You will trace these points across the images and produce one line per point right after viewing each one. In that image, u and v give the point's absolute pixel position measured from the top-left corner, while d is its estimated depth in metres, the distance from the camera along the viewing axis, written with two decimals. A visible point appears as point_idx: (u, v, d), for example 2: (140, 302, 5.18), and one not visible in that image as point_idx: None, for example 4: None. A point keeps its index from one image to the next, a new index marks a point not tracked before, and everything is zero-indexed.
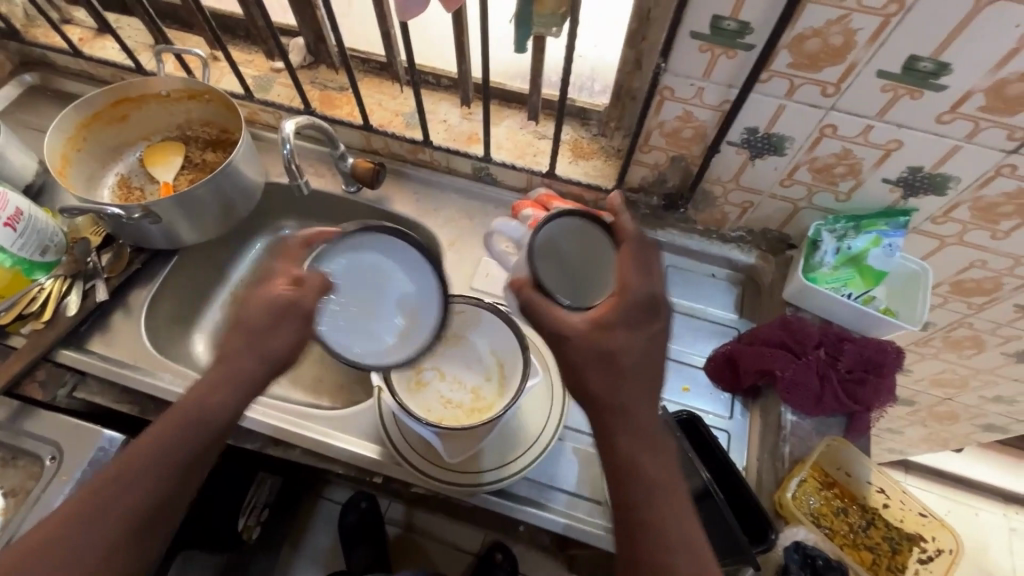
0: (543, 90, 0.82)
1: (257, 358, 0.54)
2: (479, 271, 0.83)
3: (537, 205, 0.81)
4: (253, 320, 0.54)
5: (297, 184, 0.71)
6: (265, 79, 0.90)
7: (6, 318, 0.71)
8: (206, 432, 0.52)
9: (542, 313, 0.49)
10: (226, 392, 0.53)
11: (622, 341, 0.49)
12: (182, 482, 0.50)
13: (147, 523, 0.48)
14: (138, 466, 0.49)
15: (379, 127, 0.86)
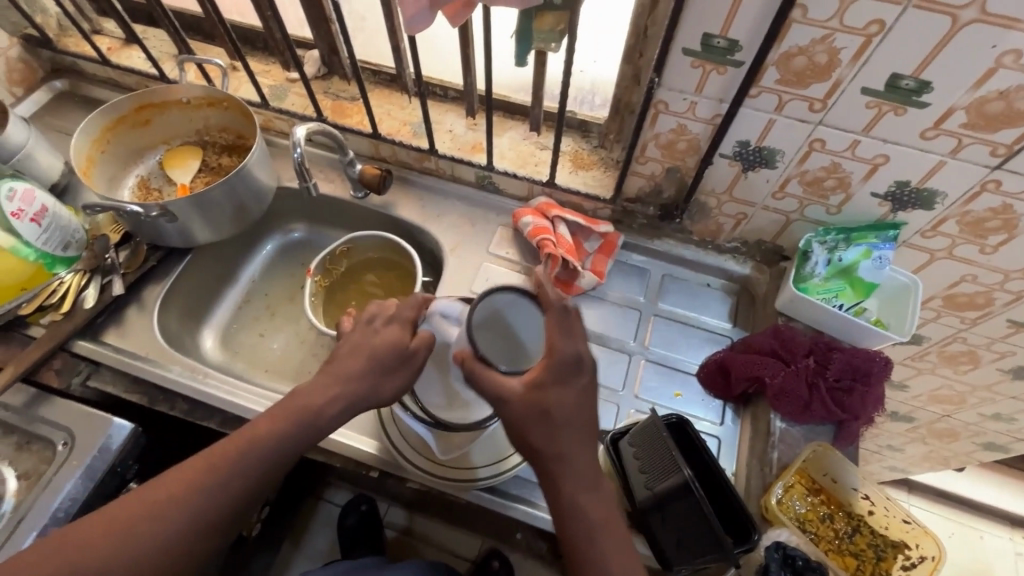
0: (545, 103, 0.86)
1: (367, 390, 0.60)
2: (479, 276, 0.86)
3: (537, 213, 0.85)
4: (378, 353, 0.60)
5: (306, 187, 0.74)
6: (281, 88, 0.95)
7: (28, 309, 0.75)
8: (299, 446, 0.58)
9: (483, 380, 0.54)
10: (326, 414, 0.59)
11: (556, 399, 0.54)
12: (270, 478, 0.57)
13: (237, 508, 0.56)
14: (243, 455, 0.56)
15: (387, 135, 0.89)
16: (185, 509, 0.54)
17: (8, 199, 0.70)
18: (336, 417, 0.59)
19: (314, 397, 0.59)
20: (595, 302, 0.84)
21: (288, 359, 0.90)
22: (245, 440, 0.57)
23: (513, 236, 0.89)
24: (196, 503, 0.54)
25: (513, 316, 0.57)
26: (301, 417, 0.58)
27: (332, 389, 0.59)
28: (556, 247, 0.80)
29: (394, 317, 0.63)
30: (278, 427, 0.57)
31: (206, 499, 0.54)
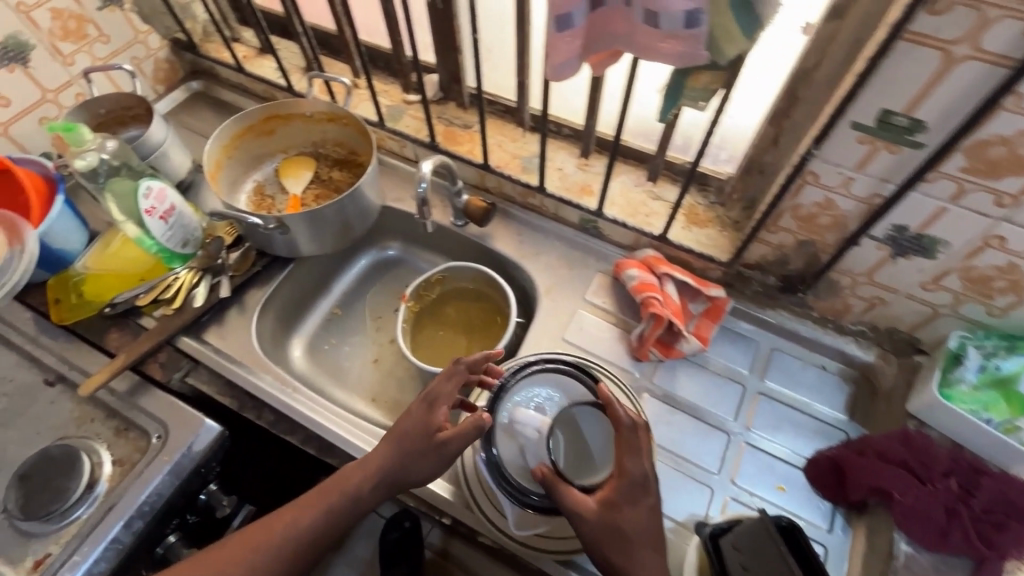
0: (668, 152, 0.81)
1: (398, 484, 0.61)
2: (573, 323, 0.82)
3: (643, 267, 0.80)
4: (414, 437, 0.61)
5: (424, 223, 0.72)
6: (397, 109, 0.96)
7: (144, 300, 0.80)
8: (332, 530, 0.61)
9: (561, 496, 0.56)
10: (358, 508, 0.61)
11: (629, 518, 0.55)
12: (317, 550, 0.60)
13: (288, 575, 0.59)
14: (294, 527, 0.60)
15: (496, 167, 0.89)
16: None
17: (145, 196, 0.74)
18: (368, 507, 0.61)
19: (348, 485, 0.61)
20: (695, 370, 0.78)
21: (369, 378, 0.90)
22: (277, 526, 0.60)
23: (611, 285, 0.85)
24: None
25: (585, 429, 0.61)
26: (337, 505, 0.61)
27: (366, 476, 0.62)
28: (663, 307, 0.75)
29: (439, 403, 0.63)
30: (311, 512, 0.61)
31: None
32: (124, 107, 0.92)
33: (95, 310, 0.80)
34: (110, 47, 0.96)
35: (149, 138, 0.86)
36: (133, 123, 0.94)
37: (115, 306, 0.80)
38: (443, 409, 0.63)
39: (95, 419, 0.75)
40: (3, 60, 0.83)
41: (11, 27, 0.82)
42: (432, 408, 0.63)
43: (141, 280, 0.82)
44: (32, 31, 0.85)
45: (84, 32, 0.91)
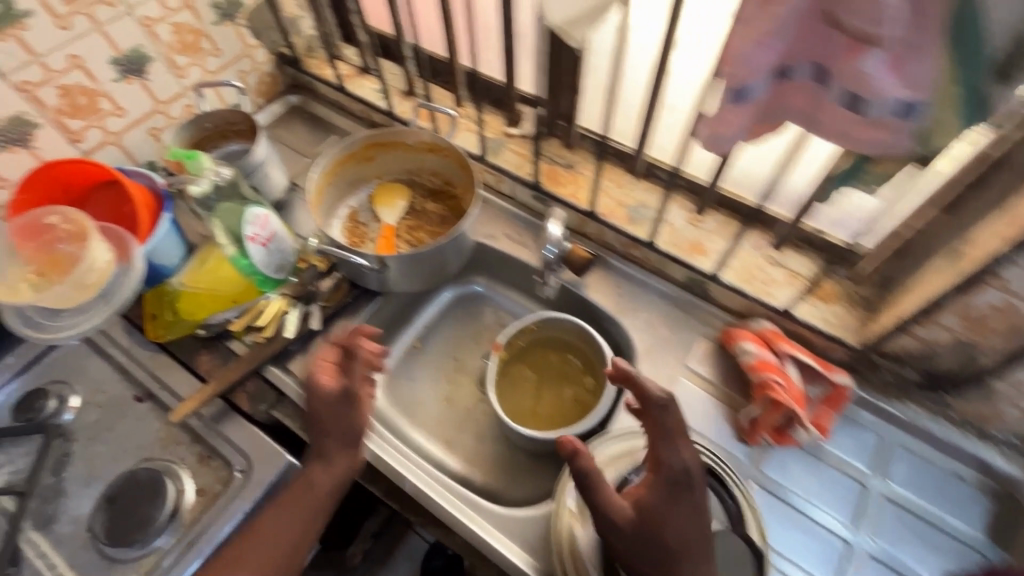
0: (800, 221, 0.74)
1: (337, 462, 0.68)
2: (674, 392, 0.76)
3: (760, 341, 0.73)
4: (336, 416, 0.67)
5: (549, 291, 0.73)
6: (497, 142, 0.92)
7: (236, 325, 0.79)
8: (315, 514, 0.67)
9: (590, 501, 0.54)
10: (324, 495, 0.67)
11: (671, 521, 0.53)
12: (308, 532, 0.66)
13: (290, 556, 0.65)
14: (281, 521, 0.66)
15: (601, 215, 0.84)
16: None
17: (251, 223, 0.73)
18: (329, 493, 0.67)
19: (306, 477, 0.67)
20: (809, 461, 0.71)
21: (446, 420, 0.86)
22: (254, 542, 0.65)
23: (717, 352, 0.79)
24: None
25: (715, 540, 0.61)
26: (301, 498, 0.67)
27: (316, 464, 0.68)
28: (784, 393, 0.68)
29: (316, 381, 0.68)
30: (279, 515, 0.66)
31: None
32: (230, 120, 0.92)
33: (188, 332, 0.79)
34: (221, 60, 0.96)
35: (253, 156, 0.84)
36: (237, 137, 0.94)
37: (210, 328, 0.79)
38: (319, 376, 0.68)
39: (181, 442, 0.74)
40: (124, 71, 0.84)
41: (135, 41, 0.83)
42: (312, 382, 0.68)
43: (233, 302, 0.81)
44: (153, 44, 0.86)
45: (199, 46, 0.91)
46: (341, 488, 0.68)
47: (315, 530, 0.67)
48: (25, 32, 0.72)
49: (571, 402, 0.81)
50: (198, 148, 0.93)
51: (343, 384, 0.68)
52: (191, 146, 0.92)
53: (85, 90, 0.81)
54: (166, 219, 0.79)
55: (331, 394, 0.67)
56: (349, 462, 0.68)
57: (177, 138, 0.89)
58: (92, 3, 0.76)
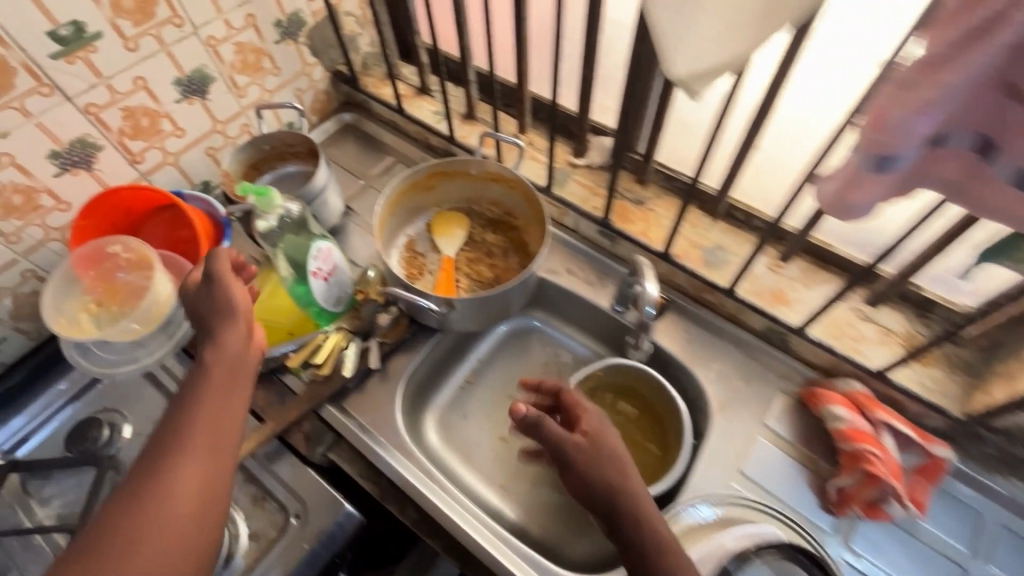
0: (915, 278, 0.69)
1: (224, 340, 0.57)
2: (754, 453, 0.71)
3: (851, 406, 0.68)
4: (225, 302, 0.58)
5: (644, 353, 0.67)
6: (562, 172, 0.88)
7: (293, 360, 0.75)
8: (226, 405, 0.54)
9: (546, 435, 0.57)
10: (222, 378, 0.55)
11: (611, 442, 0.57)
12: (224, 428, 0.53)
13: (212, 460, 0.51)
14: (187, 426, 0.52)
15: (674, 256, 0.79)
16: (160, 555, 0.45)
17: (316, 258, 0.70)
18: (233, 372, 0.56)
19: (206, 370, 0.55)
20: (901, 538, 0.66)
21: (502, 463, 0.81)
22: (153, 469, 0.49)
23: (798, 410, 0.73)
24: (183, 526, 0.47)
25: None
26: (213, 387, 0.54)
27: (213, 351, 0.56)
28: (882, 466, 0.63)
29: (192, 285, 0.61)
30: (187, 418, 0.52)
31: (177, 521, 0.47)
32: (287, 142, 0.90)
33: None
34: (279, 79, 0.94)
35: (314, 184, 0.82)
36: (293, 157, 0.92)
37: (265, 362, 0.76)
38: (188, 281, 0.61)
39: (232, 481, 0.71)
40: (186, 92, 0.81)
41: (199, 61, 0.81)
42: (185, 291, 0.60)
43: (289, 333, 0.78)
44: (216, 64, 0.83)
45: (259, 65, 0.89)
46: (242, 370, 0.57)
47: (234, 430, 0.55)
48: (93, 54, 0.69)
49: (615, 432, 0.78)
50: (254, 169, 0.91)
51: (223, 269, 0.59)
52: (247, 166, 0.90)
53: (148, 111, 0.79)
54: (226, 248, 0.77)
55: (194, 286, 0.59)
56: (244, 338, 0.58)
57: (234, 160, 0.87)
58: (160, 23, 0.74)
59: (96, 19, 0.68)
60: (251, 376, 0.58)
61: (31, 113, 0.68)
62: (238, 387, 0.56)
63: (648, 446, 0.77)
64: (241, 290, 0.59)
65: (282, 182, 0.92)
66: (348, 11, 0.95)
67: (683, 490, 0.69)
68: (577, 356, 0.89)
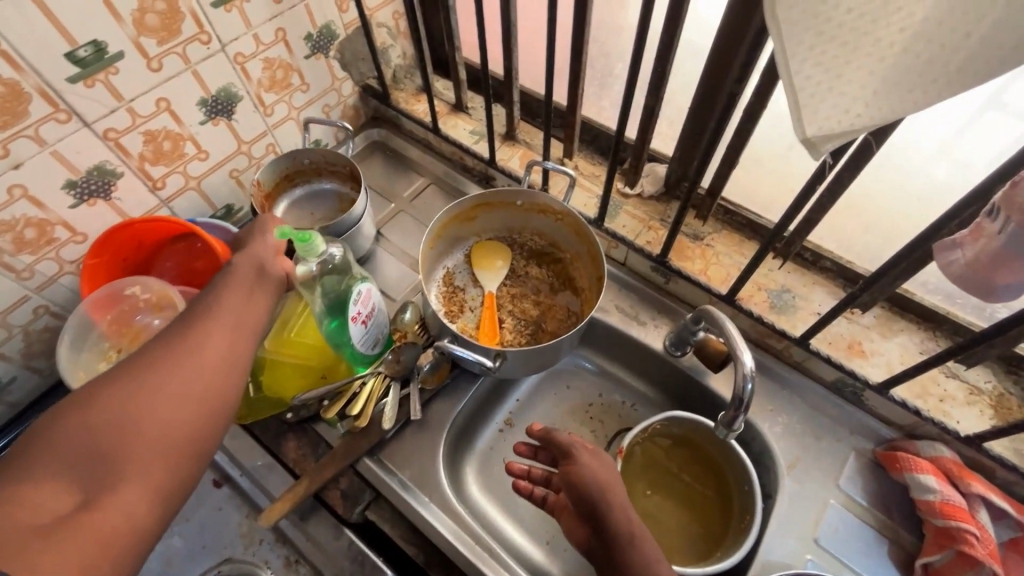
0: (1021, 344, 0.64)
1: (254, 249, 0.59)
2: (829, 522, 0.66)
3: (939, 475, 0.63)
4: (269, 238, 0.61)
5: (736, 421, 0.57)
6: (613, 203, 0.82)
7: (330, 410, 0.69)
8: (256, 301, 0.55)
9: (561, 440, 0.62)
10: (248, 277, 0.56)
11: (593, 460, 0.59)
12: (251, 317, 0.53)
13: (236, 340, 0.50)
14: (213, 306, 0.51)
15: (738, 299, 0.73)
16: (175, 412, 0.44)
17: (356, 302, 0.64)
18: (263, 276, 0.57)
19: (238, 269, 0.56)
20: None
21: (546, 517, 0.75)
22: (173, 338, 0.48)
23: (874, 471, 0.68)
24: (200, 391, 0.45)
25: None
26: (242, 283, 0.55)
27: (248, 256, 0.58)
28: (983, 547, 0.57)
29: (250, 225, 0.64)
30: (214, 300, 0.52)
31: (196, 384, 0.45)
32: (328, 157, 0.85)
33: (276, 412, 0.72)
34: (307, 95, 0.87)
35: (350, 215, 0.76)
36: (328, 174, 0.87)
37: (299, 412, 0.71)
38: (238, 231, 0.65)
39: (263, 541, 0.69)
40: (211, 113, 0.75)
41: (225, 79, 0.74)
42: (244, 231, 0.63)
43: (323, 376, 0.72)
44: (244, 82, 0.77)
45: (288, 81, 0.83)
46: (268, 276, 0.58)
47: (260, 325, 0.54)
48: (114, 76, 0.63)
49: (650, 469, 0.74)
50: (288, 179, 0.86)
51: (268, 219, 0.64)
52: (281, 176, 0.84)
53: (171, 134, 0.72)
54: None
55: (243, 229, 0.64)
56: (271, 253, 0.60)
57: (268, 171, 0.81)
58: (185, 41, 0.67)
59: (118, 39, 0.61)
60: (274, 287, 0.58)
61: (46, 142, 0.61)
62: (262, 288, 0.56)
63: (680, 474, 0.74)
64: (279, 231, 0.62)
65: (313, 198, 0.87)
66: (382, 21, 0.89)
67: (753, 562, 0.64)
68: (624, 398, 0.84)
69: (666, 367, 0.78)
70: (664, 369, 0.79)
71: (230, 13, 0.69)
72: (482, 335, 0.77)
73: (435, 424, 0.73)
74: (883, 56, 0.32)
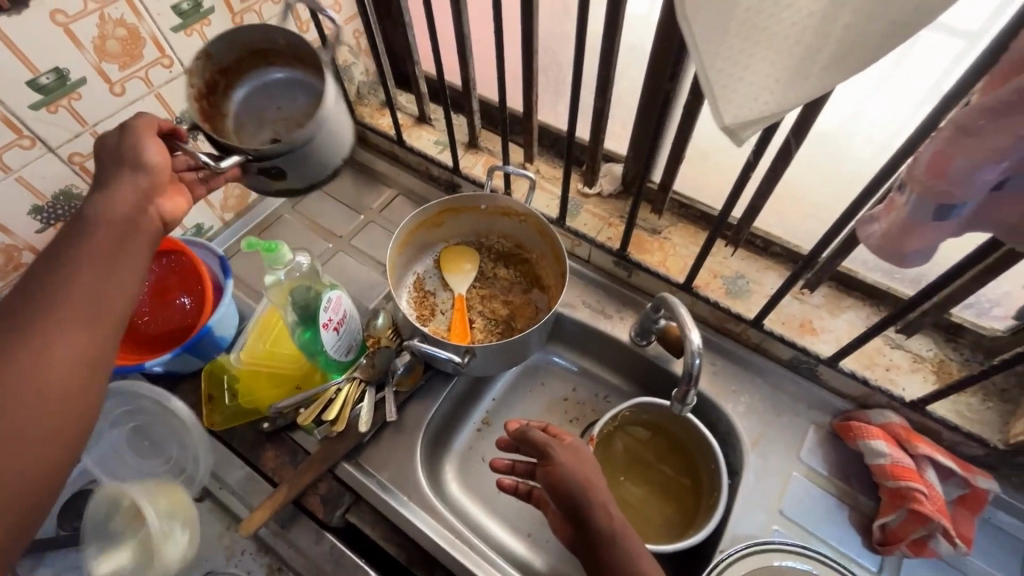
0: (955, 310, 0.69)
1: (116, 191, 0.50)
2: (792, 491, 0.69)
3: (890, 439, 0.66)
4: (139, 167, 0.52)
5: (690, 393, 0.60)
6: (574, 203, 0.86)
7: (306, 418, 0.70)
8: (120, 259, 0.48)
9: (535, 439, 0.62)
10: (110, 233, 0.48)
11: (569, 455, 0.61)
12: (114, 279, 0.47)
13: (96, 313, 0.45)
14: (64, 276, 0.45)
15: (695, 287, 0.77)
16: (33, 419, 0.40)
17: (326, 309, 0.65)
18: (127, 225, 0.50)
19: (95, 223, 0.48)
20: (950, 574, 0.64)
21: (526, 510, 0.77)
22: (11, 330, 0.41)
23: (832, 442, 0.72)
24: (58, 384, 0.41)
25: None
26: (104, 243, 0.47)
27: (113, 202, 0.50)
28: (930, 504, 0.61)
29: (117, 136, 0.53)
30: (65, 270, 0.45)
31: (59, 370, 0.41)
32: (309, 51, 0.67)
33: (255, 420, 0.74)
34: None
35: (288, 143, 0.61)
36: (294, 67, 0.71)
37: (276, 421, 0.72)
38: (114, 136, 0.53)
39: (245, 551, 0.68)
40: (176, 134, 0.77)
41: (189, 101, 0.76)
42: (118, 138, 0.53)
43: (297, 386, 0.73)
44: None
45: None
46: (134, 235, 0.50)
47: (127, 288, 0.48)
48: (77, 102, 0.65)
49: (624, 457, 0.77)
50: (258, 53, 0.69)
51: (146, 131, 0.53)
52: (246, 52, 0.68)
53: None
54: (230, 283, 0.77)
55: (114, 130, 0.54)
56: (144, 196, 0.52)
57: (220, 48, 0.65)
58: (148, 65, 0.69)
59: (80, 65, 0.63)
60: (146, 244, 0.51)
61: (11, 168, 0.63)
62: (128, 252, 0.49)
63: (659, 465, 0.76)
64: (156, 147, 0.53)
65: (275, 94, 0.72)
66: (342, 40, 0.92)
67: (722, 536, 0.66)
68: (597, 391, 0.86)
69: (633, 356, 0.81)
70: (632, 359, 0.82)
71: (191, 37, 0.71)
72: (454, 335, 0.79)
73: (413, 425, 0.75)
74: (778, 49, 0.36)
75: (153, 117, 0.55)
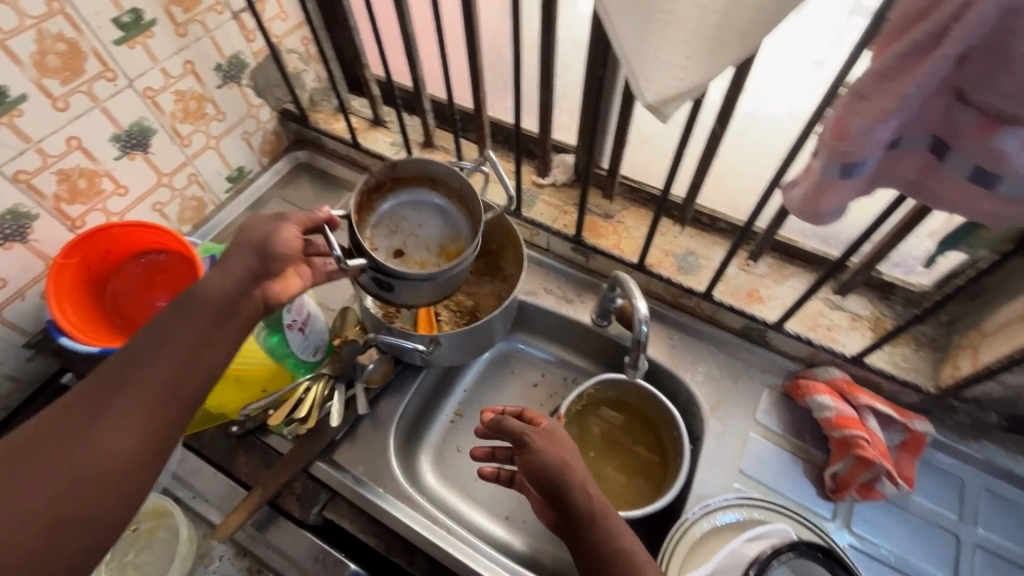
0: (880, 267, 0.73)
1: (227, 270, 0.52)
2: (750, 450, 0.73)
3: (836, 394, 0.71)
4: (246, 244, 0.54)
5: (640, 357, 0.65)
6: (529, 194, 0.88)
7: (275, 419, 0.71)
8: (219, 341, 0.50)
9: (510, 430, 0.62)
10: (212, 312, 0.50)
11: (547, 444, 0.61)
12: (199, 358, 0.49)
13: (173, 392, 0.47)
14: (143, 351, 0.47)
15: (649, 266, 0.81)
16: (99, 487, 0.43)
17: (289, 310, 0.69)
18: (226, 304, 0.51)
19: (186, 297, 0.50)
20: (896, 513, 0.69)
21: (502, 494, 0.79)
22: (99, 397, 0.45)
23: (785, 402, 0.76)
24: (122, 459, 0.44)
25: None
26: (191, 319, 0.49)
27: (221, 279, 0.51)
28: (873, 450, 0.65)
29: (274, 223, 0.55)
30: (149, 345, 0.47)
31: (126, 445, 0.44)
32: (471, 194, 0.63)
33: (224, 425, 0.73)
34: (224, 124, 0.89)
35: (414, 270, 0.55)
36: (452, 201, 0.67)
37: (246, 424, 0.73)
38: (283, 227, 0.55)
39: (223, 557, 0.68)
40: (126, 148, 0.76)
41: (137, 114, 0.76)
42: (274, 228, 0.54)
43: (265, 390, 0.72)
44: (157, 116, 0.78)
45: (202, 112, 0.84)
46: (229, 320, 0.51)
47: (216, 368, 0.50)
48: (19, 119, 0.64)
49: (599, 439, 0.79)
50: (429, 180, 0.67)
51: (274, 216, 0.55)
52: (423, 177, 0.66)
53: (85, 172, 0.73)
54: None
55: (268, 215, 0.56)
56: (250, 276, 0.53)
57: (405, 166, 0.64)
58: (91, 79, 0.69)
59: (20, 82, 0.63)
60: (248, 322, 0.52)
61: None
62: (224, 338, 0.50)
63: (636, 447, 0.79)
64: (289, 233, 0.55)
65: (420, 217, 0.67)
66: (291, 47, 0.92)
67: (688, 498, 0.70)
68: (564, 374, 0.89)
69: (595, 337, 0.84)
70: (593, 340, 0.85)
71: (134, 49, 0.71)
72: (420, 328, 0.82)
73: (385, 419, 0.76)
74: (687, 30, 0.40)
75: (306, 214, 0.56)
